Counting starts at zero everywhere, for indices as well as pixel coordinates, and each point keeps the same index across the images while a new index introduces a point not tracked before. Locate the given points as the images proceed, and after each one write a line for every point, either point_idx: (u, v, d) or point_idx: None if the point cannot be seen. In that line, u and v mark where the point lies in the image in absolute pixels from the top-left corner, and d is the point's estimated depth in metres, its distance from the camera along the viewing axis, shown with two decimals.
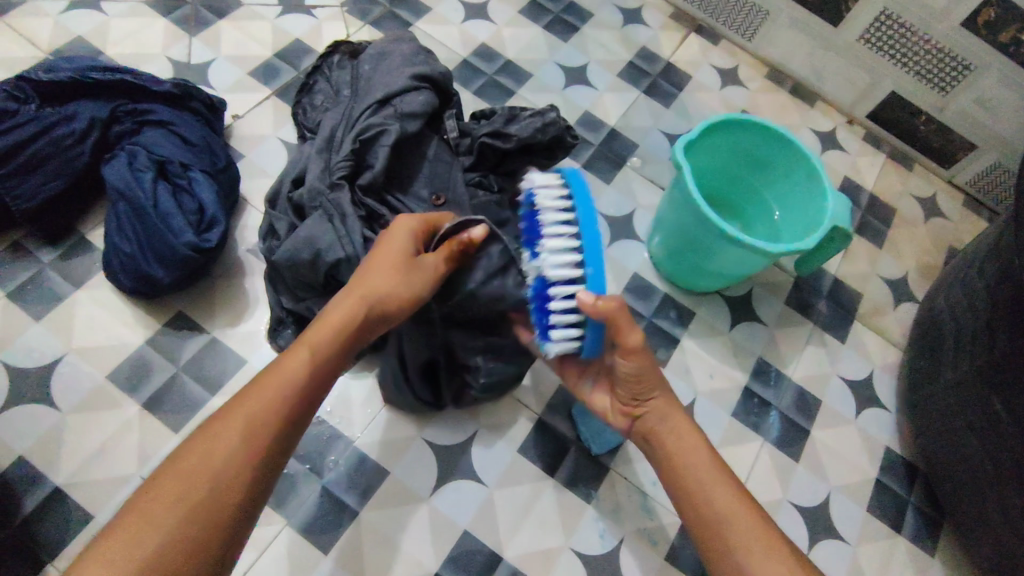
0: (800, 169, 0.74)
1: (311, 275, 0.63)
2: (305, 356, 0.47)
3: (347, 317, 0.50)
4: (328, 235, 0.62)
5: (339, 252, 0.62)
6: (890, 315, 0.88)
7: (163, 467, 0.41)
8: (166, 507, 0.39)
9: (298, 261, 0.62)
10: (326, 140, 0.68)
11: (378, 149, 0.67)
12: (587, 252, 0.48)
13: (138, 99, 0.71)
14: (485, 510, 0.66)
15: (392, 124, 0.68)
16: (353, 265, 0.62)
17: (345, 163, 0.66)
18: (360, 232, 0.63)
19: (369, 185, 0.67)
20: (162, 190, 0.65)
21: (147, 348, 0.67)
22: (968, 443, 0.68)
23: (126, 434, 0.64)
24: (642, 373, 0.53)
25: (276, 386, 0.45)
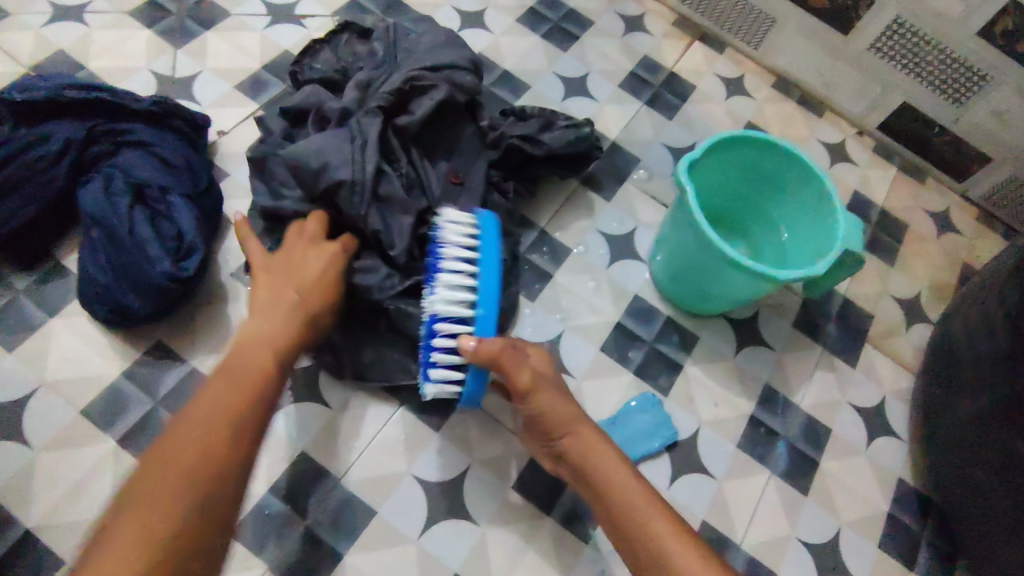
0: (809, 189, 0.71)
1: (312, 184, 0.61)
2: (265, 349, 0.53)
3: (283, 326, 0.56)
4: (342, 153, 0.61)
5: (346, 172, 0.60)
6: (902, 337, 0.85)
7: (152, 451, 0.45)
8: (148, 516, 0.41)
9: (304, 163, 0.60)
10: (362, 87, 0.68)
11: (425, 100, 0.67)
12: (481, 294, 0.56)
13: (117, 117, 0.68)
14: (477, 551, 0.63)
15: (443, 84, 0.67)
16: (357, 189, 0.60)
17: (386, 96, 0.65)
18: (376, 163, 0.62)
19: (402, 129, 0.66)
20: (139, 216, 0.61)
21: (125, 380, 0.64)
22: (986, 480, 0.65)
23: (102, 472, 0.61)
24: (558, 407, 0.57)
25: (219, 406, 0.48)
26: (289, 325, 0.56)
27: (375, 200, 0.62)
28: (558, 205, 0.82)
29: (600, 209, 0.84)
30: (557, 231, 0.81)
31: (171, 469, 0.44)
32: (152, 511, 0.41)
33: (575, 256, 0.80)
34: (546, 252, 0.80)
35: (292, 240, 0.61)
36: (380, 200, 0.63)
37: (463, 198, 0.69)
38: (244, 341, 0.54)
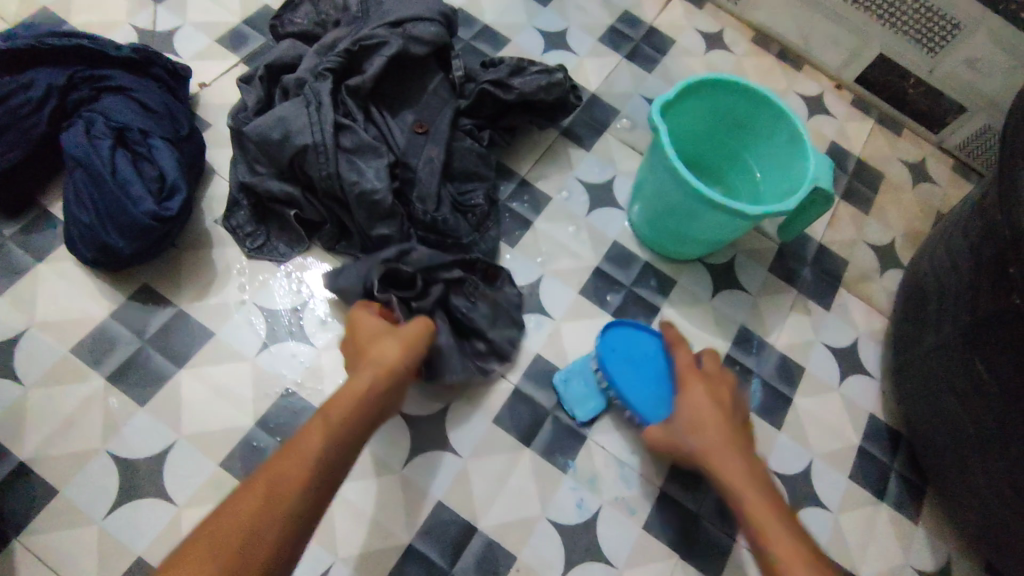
0: (781, 128, 0.72)
1: (277, 153, 0.65)
2: (346, 399, 0.52)
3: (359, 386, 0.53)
4: (300, 119, 0.65)
5: (307, 137, 0.64)
6: (876, 282, 0.87)
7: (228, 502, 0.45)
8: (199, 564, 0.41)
9: (268, 138, 0.65)
10: (326, 46, 0.71)
11: (376, 58, 0.69)
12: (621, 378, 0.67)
13: (98, 65, 0.69)
14: (459, 481, 0.65)
15: (395, 40, 0.69)
16: (318, 151, 0.64)
17: (336, 60, 0.68)
18: (332, 121, 0.65)
19: (356, 89, 0.68)
20: (121, 158, 0.63)
21: (112, 321, 0.66)
22: (951, 408, 0.67)
23: (92, 408, 0.62)
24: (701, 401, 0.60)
25: (291, 465, 0.46)
26: (367, 391, 0.53)
27: (342, 151, 0.66)
28: (538, 154, 0.84)
29: (579, 158, 0.85)
30: (537, 179, 0.82)
31: (224, 522, 0.43)
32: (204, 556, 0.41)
33: (555, 204, 0.82)
34: (526, 201, 0.81)
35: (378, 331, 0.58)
36: (347, 153, 0.66)
37: (428, 146, 0.70)
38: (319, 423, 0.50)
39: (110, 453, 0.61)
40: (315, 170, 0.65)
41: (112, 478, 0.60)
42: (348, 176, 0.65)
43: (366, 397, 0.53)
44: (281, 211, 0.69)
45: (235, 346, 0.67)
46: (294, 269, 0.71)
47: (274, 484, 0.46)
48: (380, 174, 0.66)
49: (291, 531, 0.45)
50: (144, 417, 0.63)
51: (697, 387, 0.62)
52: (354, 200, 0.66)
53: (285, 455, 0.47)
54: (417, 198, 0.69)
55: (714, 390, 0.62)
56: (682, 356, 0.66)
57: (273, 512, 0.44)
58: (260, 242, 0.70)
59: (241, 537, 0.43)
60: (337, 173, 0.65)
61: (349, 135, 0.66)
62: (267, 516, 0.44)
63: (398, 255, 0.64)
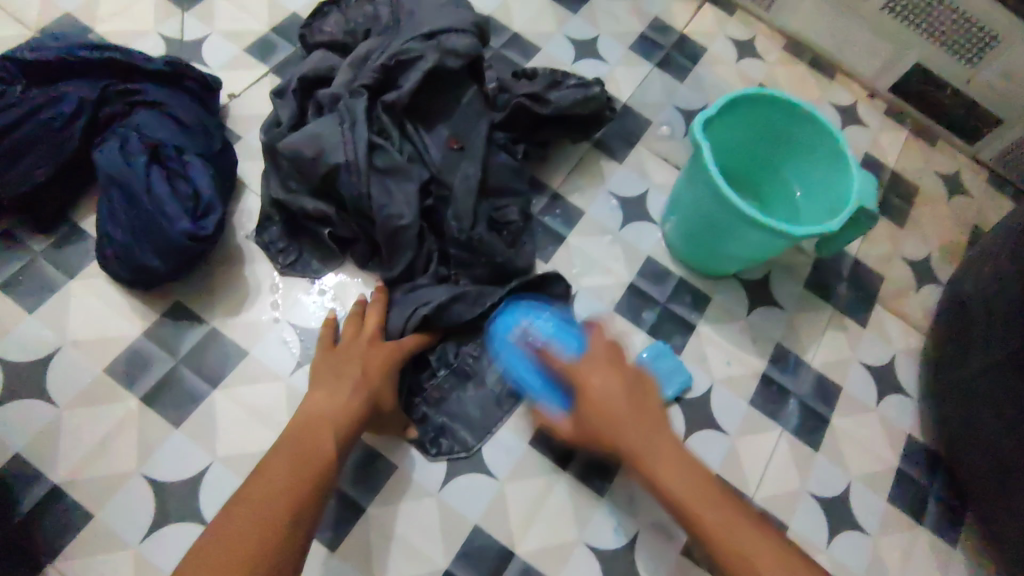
0: (824, 147, 0.71)
1: (311, 172, 0.64)
2: (340, 404, 0.56)
3: (346, 405, 0.57)
4: (334, 137, 0.64)
5: (341, 156, 0.63)
6: (913, 298, 0.85)
7: (235, 500, 0.49)
8: (235, 547, 0.46)
9: (302, 156, 0.63)
10: (360, 59, 0.69)
11: (412, 73, 0.67)
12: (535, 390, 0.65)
13: (130, 78, 0.67)
14: (496, 505, 0.64)
15: (431, 54, 0.67)
16: (352, 170, 0.63)
17: (372, 75, 0.67)
18: (366, 138, 0.64)
19: (391, 104, 0.67)
20: (155, 175, 0.61)
21: (146, 340, 0.65)
22: (998, 436, 0.66)
23: (126, 428, 0.62)
24: (611, 389, 0.54)
25: (299, 463, 0.52)
26: (357, 401, 0.57)
27: (376, 170, 0.64)
28: (571, 166, 0.82)
29: (612, 171, 0.83)
30: (570, 193, 0.81)
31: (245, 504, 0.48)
32: (242, 539, 0.46)
33: (588, 218, 0.81)
34: (559, 215, 0.80)
35: (353, 344, 0.62)
36: (380, 172, 0.65)
37: (464, 161, 0.69)
38: (302, 428, 0.55)
39: (146, 475, 0.60)
40: (349, 189, 0.64)
41: (148, 501, 0.60)
42: (381, 197, 0.64)
43: (348, 414, 0.56)
44: (311, 225, 0.68)
45: (270, 365, 0.65)
46: (328, 286, 0.69)
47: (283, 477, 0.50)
48: (411, 195, 0.65)
49: (305, 524, 0.50)
50: (179, 439, 0.62)
51: (610, 371, 0.55)
52: (387, 221, 0.65)
53: (289, 456, 0.52)
54: (453, 216, 0.67)
55: (619, 370, 0.55)
56: (597, 339, 0.58)
57: (291, 503, 0.49)
58: (293, 258, 0.69)
59: (260, 527, 0.47)
60: (371, 193, 0.64)
61: (383, 153, 0.65)
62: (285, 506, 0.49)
63: (449, 300, 0.65)
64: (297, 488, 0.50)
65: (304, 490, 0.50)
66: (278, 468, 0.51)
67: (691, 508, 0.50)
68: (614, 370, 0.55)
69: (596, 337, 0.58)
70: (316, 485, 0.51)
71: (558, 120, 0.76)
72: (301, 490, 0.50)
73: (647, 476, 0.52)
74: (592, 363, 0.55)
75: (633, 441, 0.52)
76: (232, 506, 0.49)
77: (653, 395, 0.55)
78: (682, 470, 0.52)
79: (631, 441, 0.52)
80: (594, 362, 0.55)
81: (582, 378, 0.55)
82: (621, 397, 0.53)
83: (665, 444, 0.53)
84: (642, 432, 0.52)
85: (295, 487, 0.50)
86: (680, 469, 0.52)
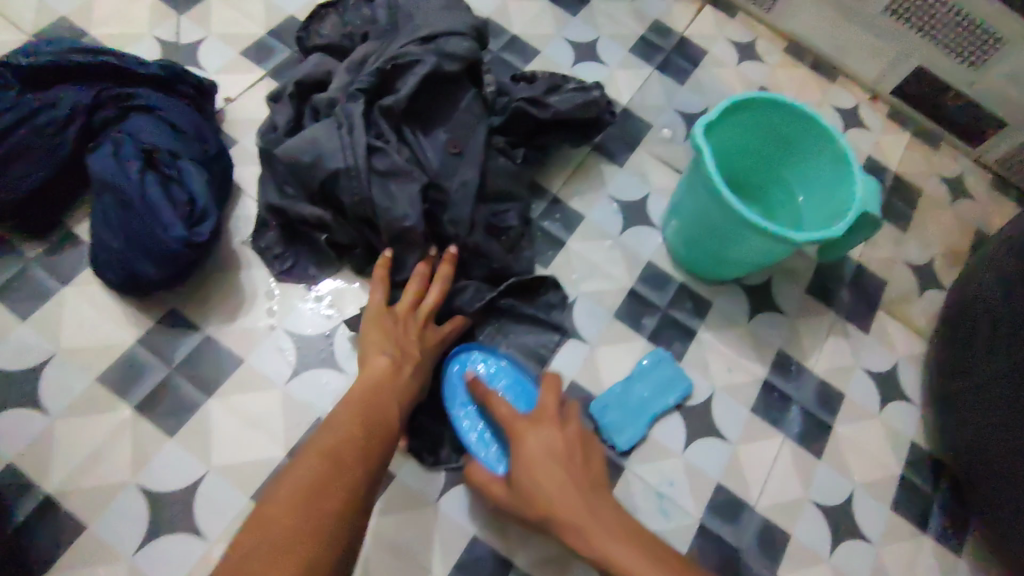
0: (826, 150, 0.70)
1: (309, 177, 0.63)
2: (401, 378, 0.59)
3: (406, 381, 0.59)
4: (333, 142, 0.63)
5: (340, 161, 0.62)
6: (916, 303, 0.84)
7: (306, 454, 0.48)
8: (319, 500, 0.45)
9: (299, 161, 0.63)
10: (357, 63, 0.69)
11: (410, 77, 0.66)
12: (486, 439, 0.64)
13: (124, 82, 0.67)
14: (495, 515, 0.64)
15: (430, 58, 0.67)
16: (352, 176, 0.62)
17: (369, 79, 0.66)
18: (365, 142, 0.63)
19: (389, 109, 0.66)
20: (150, 180, 0.61)
21: (139, 348, 0.64)
22: (1005, 444, 0.65)
23: (120, 438, 0.61)
24: (541, 456, 0.55)
25: (369, 431, 0.52)
26: (414, 380, 0.60)
27: (376, 174, 0.63)
28: (570, 171, 0.81)
29: (612, 175, 0.83)
30: (571, 197, 0.80)
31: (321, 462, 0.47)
32: (326, 495, 0.45)
33: (588, 223, 0.80)
34: (559, 220, 0.79)
35: (410, 317, 0.64)
36: (381, 175, 0.64)
37: (463, 166, 0.68)
38: (368, 393, 0.55)
39: (140, 485, 0.60)
40: (348, 195, 0.63)
41: (143, 512, 0.59)
42: (384, 202, 0.63)
43: (406, 388, 0.58)
44: (307, 231, 0.67)
45: (265, 373, 0.65)
46: (325, 293, 0.69)
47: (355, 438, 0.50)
48: (413, 197, 0.64)
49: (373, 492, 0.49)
50: (173, 449, 0.61)
51: (533, 435, 0.57)
52: (388, 225, 0.64)
53: (356, 422, 0.52)
54: (452, 221, 0.67)
55: (564, 435, 0.57)
56: (551, 395, 0.60)
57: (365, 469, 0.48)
58: (289, 264, 0.68)
59: (339, 484, 0.46)
60: (371, 198, 0.63)
61: (383, 157, 0.64)
62: (361, 467, 0.48)
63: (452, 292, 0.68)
64: (369, 452, 0.50)
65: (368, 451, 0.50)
66: (348, 422, 0.51)
67: (619, 563, 0.48)
68: (551, 432, 0.57)
69: (548, 395, 0.60)
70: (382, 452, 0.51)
71: (556, 124, 0.75)
72: (373, 452, 0.50)
73: (556, 517, 0.52)
74: (531, 422, 0.58)
75: (564, 502, 0.52)
76: (303, 462, 0.48)
77: (593, 461, 0.57)
78: (611, 530, 0.50)
79: (549, 491, 0.53)
80: (546, 425, 0.57)
81: (519, 434, 0.57)
82: (552, 486, 0.53)
83: (598, 492, 0.54)
84: (576, 502, 0.52)
85: (367, 448, 0.50)
86: (609, 526, 0.50)
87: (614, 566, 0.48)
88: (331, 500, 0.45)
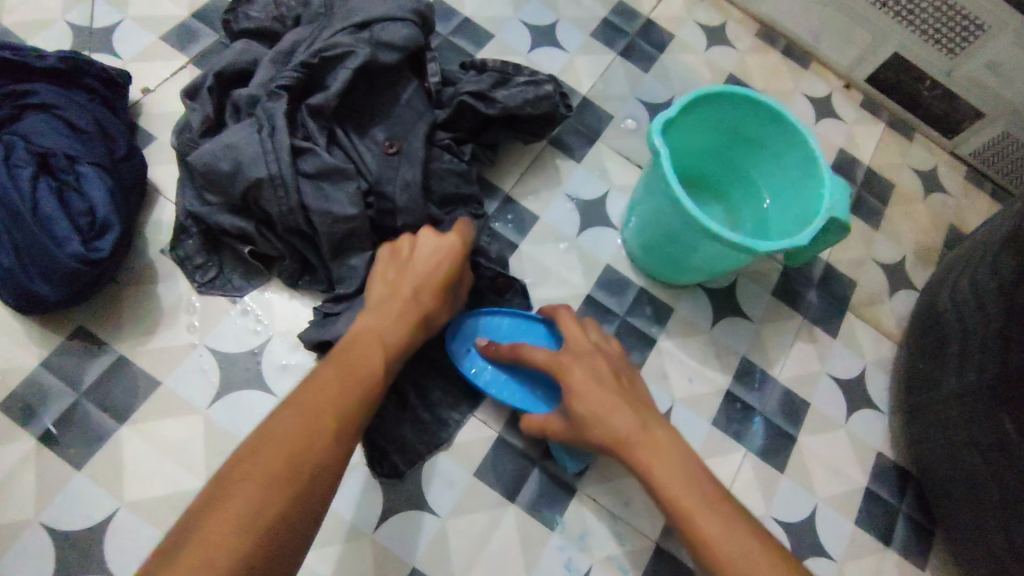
0: (793, 150, 0.66)
1: (229, 186, 0.57)
2: (399, 325, 0.52)
3: (398, 328, 0.51)
4: (253, 147, 0.56)
5: (261, 168, 0.56)
6: (886, 305, 0.81)
7: (296, 394, 0.43)
8: (302, 442, 0.39)
9: (216, 169, 0.56)
10: (283, 53, 0.62)
11: (340, 71, 0.60)
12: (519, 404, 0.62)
13: (21, 78, 0.60)
14: (437, 544, 0.60)
15: (362, 48, 0.60)
16: (276, 185, 0.56)
17: (293, 75, 0.60)
18: (289, 146, 0.57)
19: (318, 108, 0.60)
20: (44, 189, 0.55)
21: (43, 371, 0.58)
22: (971, 462, 0.62)
23: (22, 473, 0.56)
24: (589, 388, 0.52)
25: (354, 370, 0.46)
26: (411, 329, 0.52)
27: (305, 179, 0.58)
28: (523, 167, 0.76)
29: (569, 171, 0.77)
30: (524, 196, 0.75)
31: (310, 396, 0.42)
32: (314, 435, 0.40)
33: (542, 224, 0.75)
34: (511, 220, 0.74)
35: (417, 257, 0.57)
36: (310, 178, 0.58)
37: (403, 169, 0.62)
38: (356, 341, 0.49)
39: (44, 524, 0.54)
40: (274, 206, 0.57)
41: (47, 553, 0.54)
42: (315, 208, 0.57)
43: (398, 335, 0.51)
44: (227, 239, 0.61)
45: (186, 396, 0.59)
46: (251, 305, 0.63)
47: (344, 377, 0.45)
48: (351, 203, 0.58)
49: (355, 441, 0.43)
50: (81, 482, 0.56)
51: (581, 362, 0.54)
52: (323, 236, 0.59)
53: (346, 362, 0.46)
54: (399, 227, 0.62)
55: (594, 365, 0.54)
56: (568, 320, 0.59)
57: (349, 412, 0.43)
58: (212, 275, 0.62)
59: (326, 423, 0.41)
60: (300, 206, 0.57)
61: (312, 160, 0.58)
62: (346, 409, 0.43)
63: None
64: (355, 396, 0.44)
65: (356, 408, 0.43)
66: (336, 376, 0.44)
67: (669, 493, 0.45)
68: (591, 365, 0.54)
69: (569, 326, 0.59)
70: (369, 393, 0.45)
71: (506, 119, 0.69)
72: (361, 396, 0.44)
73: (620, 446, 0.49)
74: (574, 356, 0.55)
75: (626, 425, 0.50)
76: (292, 400, 0.42)
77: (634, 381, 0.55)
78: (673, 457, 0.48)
79: (602, 413, 0.51)
80: (592, 356, 0.55)
81: (566, 369, 0.54)
82: (605, 391, 0.52)
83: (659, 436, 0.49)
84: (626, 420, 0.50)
85: (352, 391, 0.44)
86: (664, 453, 0.48)
87: (658, 490, 0.46)
88: (315, 441, 0.40)
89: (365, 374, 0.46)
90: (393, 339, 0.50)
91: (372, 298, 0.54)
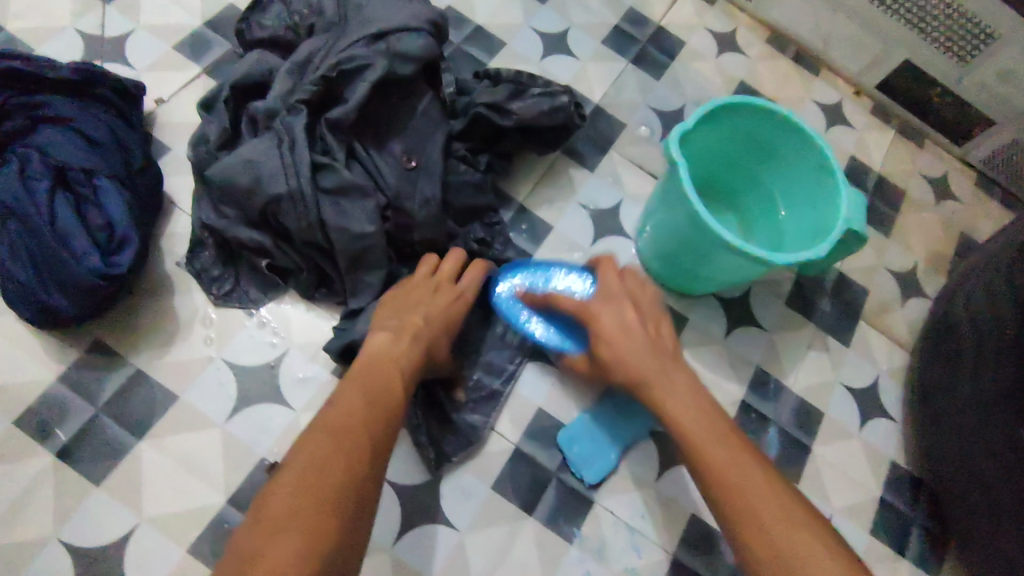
0: (811, 161, 0.65)
1: (247, 201, 0.57)
2: (408, 346, 0.53)
3: (408, 351, 0.53)
4: (272, 161, 0.56)
5: (281, 184, 0.56)
6: (898, 312, 0.81)
7: (313, 425, 0.44)
8: (323, 474, 0.40)
9: (235, 184, 0.56)
10: (300, 64, 0.62)
11: (359, 84, 0.60)
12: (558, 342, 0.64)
13: (33, 88, 0.59)
14: (456, 557, 0.60)
15: (379, 61, 0.60)
16: (295, 200, 0.56)
17: (312, 89, 0.59)
18: (309, 161, 0.56)
19: (336, 121, 0.60)
20: (61, 204, 0.55)
21: (61, 386, 0.58)
22: (987, 473, 0.62)
23: (40, 489, 0.55)
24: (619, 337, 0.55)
25: (372, 395, 0.47)
26: (418, 353, 0.54)
27: (324, 194, 0.57)
28: (537, 176, 0.76)
29: (582, 180, 0.77)
30: (538, 206, 0.75)
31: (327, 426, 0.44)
32: (335, 463, 0.41)
33: (556, 233, 0.75)
34: (525, 230, 0.74)
35: (422, 285, 0.59)
36: (330, 193, 0.58)
37: (421, 183, 0.62)
38: (370, 364, 0.50)
39: (63, 541, 0.54)
40: (293, 221, 0.57)
41: (66, 571, 0.54)
42: (336, 222, 0.57)
43: (408, 355, 0.52)
44: (244, 251, 0.61)
45: (204, 410, 0.59)
46: (268, 317, 0.63)
47: (363, 400, 0.46)
48: (369, 218, 0.58)
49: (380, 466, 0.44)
50: (100, 499, 0.56)
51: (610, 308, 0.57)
52: (342, 251, 0.58)
53: (363, 387, 0.48)
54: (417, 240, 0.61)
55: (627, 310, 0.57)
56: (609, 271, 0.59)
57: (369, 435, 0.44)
58: (228, 288, 0.62)
59: (347, 450, 0.42)
60: (319, 221, 0.57)
61: (332, 175, 0.57)
62: (365, 431, 0.44)
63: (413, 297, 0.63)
64: (375, 422, 0.45)
65: (383, 435, 0.45)
66: (356, 402, 0.46)
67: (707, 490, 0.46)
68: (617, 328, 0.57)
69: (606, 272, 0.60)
70: (386, 417, 0.47)
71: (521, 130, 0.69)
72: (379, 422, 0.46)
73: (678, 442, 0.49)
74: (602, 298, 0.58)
75: (643, 367, 0.53)
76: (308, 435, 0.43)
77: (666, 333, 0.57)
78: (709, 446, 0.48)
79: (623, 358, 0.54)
80: (626, 304, 0.57)
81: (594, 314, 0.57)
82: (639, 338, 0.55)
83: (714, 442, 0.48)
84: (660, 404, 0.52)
85: (371, 419, 0.45)
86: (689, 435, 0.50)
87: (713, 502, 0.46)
88: (336, 471, 0.41)
89: (381, 398, 0.47)
90: (404, 359, 0.52)
91: (381, 319, 0.56)
